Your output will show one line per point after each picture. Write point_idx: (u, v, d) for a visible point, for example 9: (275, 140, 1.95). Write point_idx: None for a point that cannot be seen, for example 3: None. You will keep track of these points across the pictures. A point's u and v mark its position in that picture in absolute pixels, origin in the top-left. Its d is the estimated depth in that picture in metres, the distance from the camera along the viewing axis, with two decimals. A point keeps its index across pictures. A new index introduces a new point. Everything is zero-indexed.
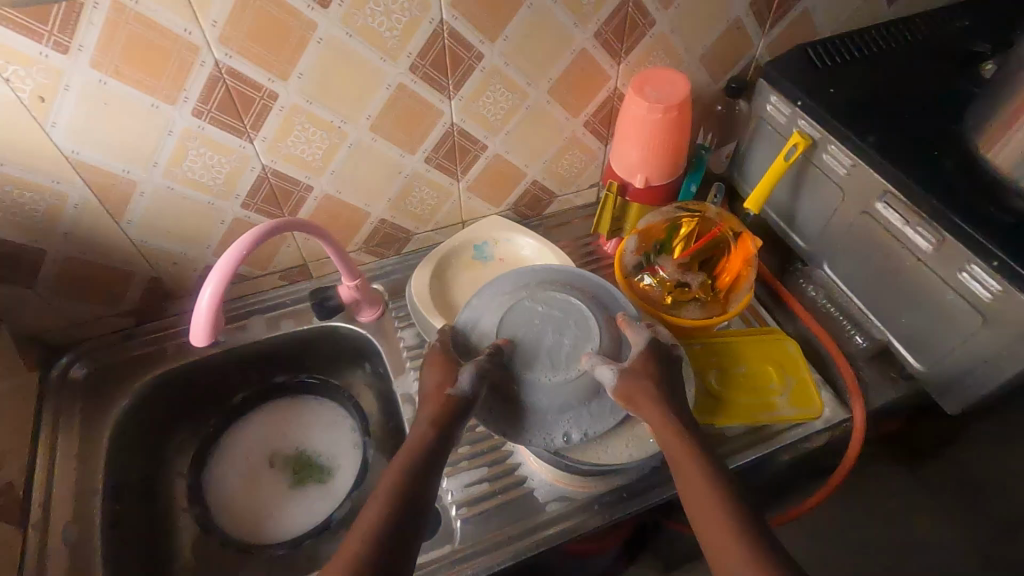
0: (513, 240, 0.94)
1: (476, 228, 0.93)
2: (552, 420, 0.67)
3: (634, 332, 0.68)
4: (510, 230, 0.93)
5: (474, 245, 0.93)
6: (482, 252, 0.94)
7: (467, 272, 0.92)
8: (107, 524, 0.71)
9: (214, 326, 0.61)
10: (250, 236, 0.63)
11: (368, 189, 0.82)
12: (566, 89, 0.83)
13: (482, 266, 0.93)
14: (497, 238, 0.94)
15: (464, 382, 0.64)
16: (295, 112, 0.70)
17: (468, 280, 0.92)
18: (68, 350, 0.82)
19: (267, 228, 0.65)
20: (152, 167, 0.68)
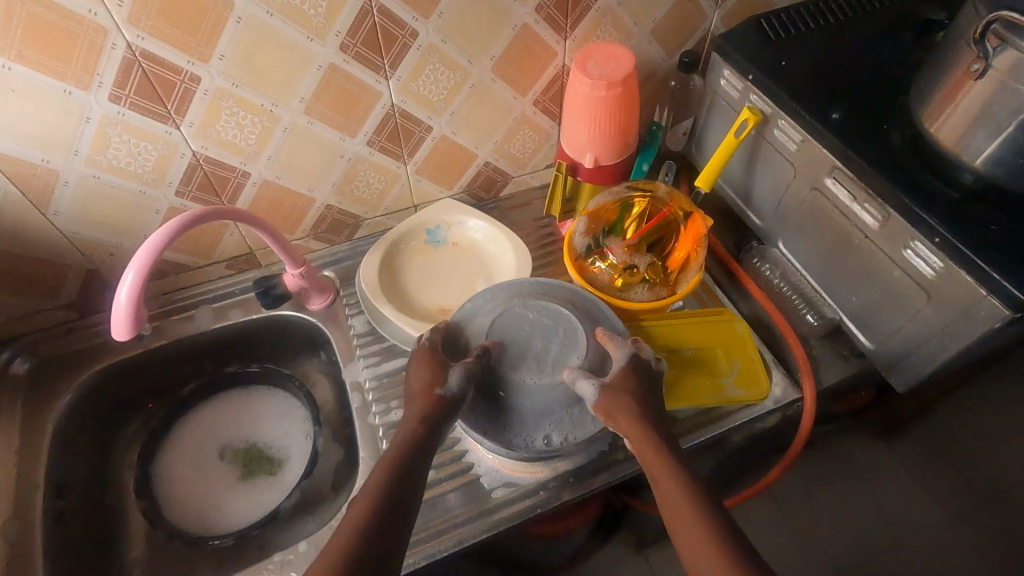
0: (466, 224, 0.92)
1: (427, 212, 0.92)
2: (534, 423, 0.65)
3: (616, 348, 0.66)
4: (462, 214, 0.92)
5: (426, 230, 0.92)
6: (434, 236, 0.92)
7: (418, 257, 0.91)
8: (48, 520, 0.71)
9: (136, 319, 0.58)
10: (173, 224, 0.60)
11: (310, 174, 0.80)
12: (511, 67, 0.80)
13: (434, 251, 0.92)
14: (449, 222, 0.92)
15: (453, 382, 0.63)
16: (221, 96, 0.67)
17: (420, 265, 0.91)
18: (8, 344, 0.80)
19: (193, 216, 0.62)
20: (73, 156, 0.66)
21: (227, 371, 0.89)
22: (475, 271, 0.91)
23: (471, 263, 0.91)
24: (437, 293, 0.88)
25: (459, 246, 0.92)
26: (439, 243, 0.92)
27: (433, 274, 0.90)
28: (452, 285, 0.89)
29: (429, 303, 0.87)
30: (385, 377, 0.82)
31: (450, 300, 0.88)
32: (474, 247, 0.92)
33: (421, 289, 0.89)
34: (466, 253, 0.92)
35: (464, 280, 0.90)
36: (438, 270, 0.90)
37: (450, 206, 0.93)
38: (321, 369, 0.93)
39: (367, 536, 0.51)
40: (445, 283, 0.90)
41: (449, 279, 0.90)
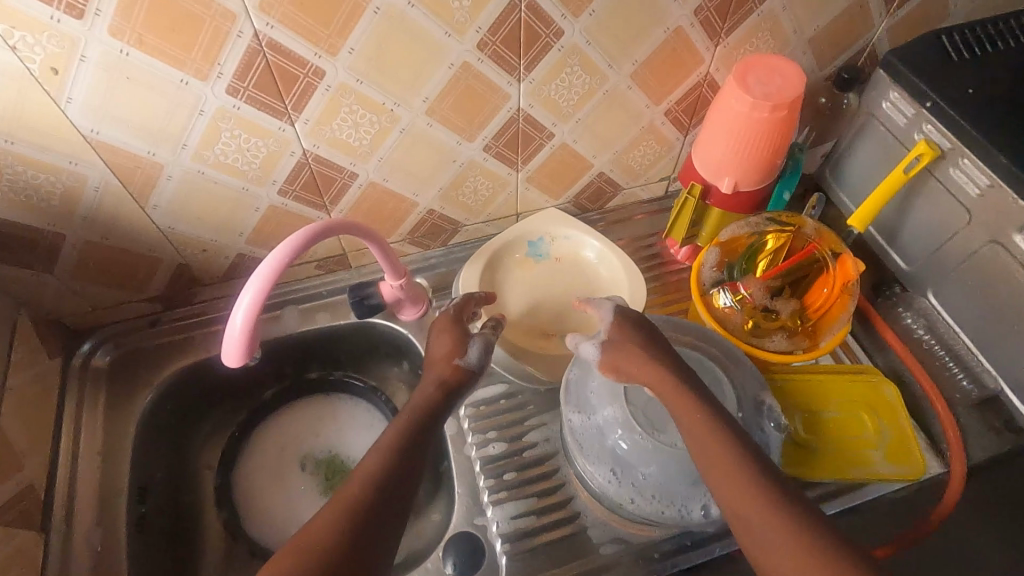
0: (571, 238, 0.84)
1: (531, 222, 0.83)
2: (686, 490, 0.56)
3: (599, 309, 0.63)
4: (569, 227, 0.83)
5: (528, 241, 0.84)
6: (537, 248, 0.84)
7: (519, 271, 0.83)
8: (131, 528, 0.68)
9: (250, 343, 0.54)
10: (295, 239, 0.56)
11: (418, 178, 0.73)
12: (652, 73, 0.71)
13: (536, 266, 0.84)
14: (554, 234, 0.84)
15: (471, 355, 0.68)
16: (343, 92, 0.60)
17: (521, 280, 0.83)
18: (90, 335, 0.76)
19: (314, 231, 0.58)
20: (181, 149, 0.59)
21: (311, 377, 0.85)
22: (579, 290, 0.83)
23: (575, 282, 0.83)
24: (537, 313, 0.81)
25: (561, 260, 0.84)
26: (541, 257, 0.84)
27: (534, 291, 0.83)
28: (554, 306, 0.82)
29: (531, 325, 0.80)
30: (482, 404, 0.76)
31: (553, 323, 0.81)
32: (579, 262, 0.84)
33: (520, 308, 0.81)
34: (570, 269, 0.84)
35: (568, 301, 0.82)
36: (539, 286, 0.83)
37: (556, 218, 0.84)
38: (400, 380, 0.86)
39: (382, 480, 0.54)
40: (547, 303, 0.82)
41: (550, 298, 0.82)
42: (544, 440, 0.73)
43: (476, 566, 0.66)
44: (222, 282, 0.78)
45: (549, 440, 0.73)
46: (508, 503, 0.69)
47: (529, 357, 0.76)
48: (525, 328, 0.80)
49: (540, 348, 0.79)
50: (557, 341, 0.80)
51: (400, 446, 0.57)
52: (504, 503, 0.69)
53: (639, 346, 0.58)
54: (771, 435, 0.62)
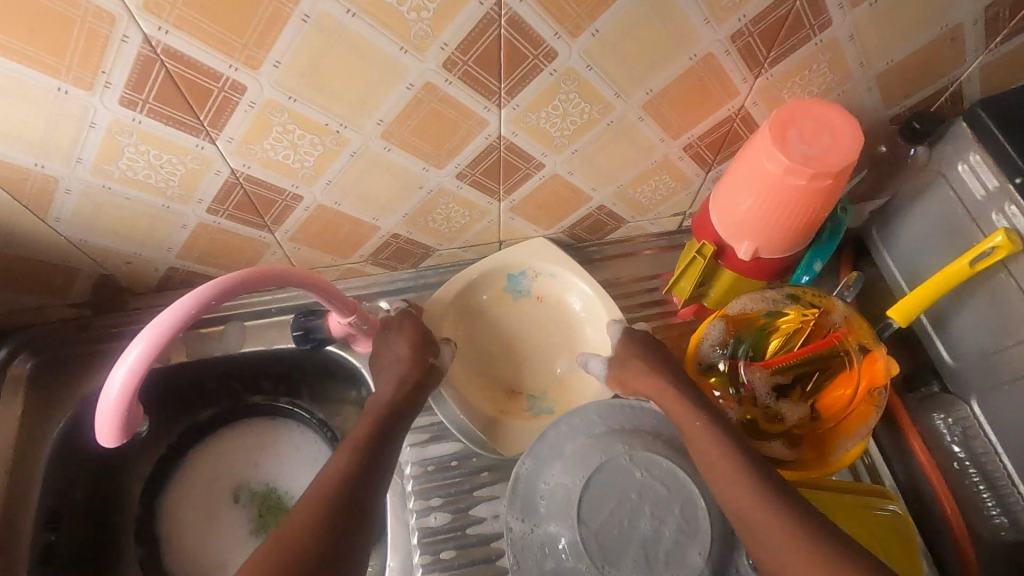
0: (557, 276, 0.71)
1: (514, 253, 0.71)
2: None
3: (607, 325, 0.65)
4: (557, 264, 0.71)
5: (506, 275, 0.71)
6: (515, 283, 0.72)
7: (493, 308, 0.72)
8: (34, 561, 0.62)
9: (128, 419, 0.45)
10: (191, 298, 0.46)
11: (377, 203, 0.62)
12: (669, 105, 0.57)
13: (514, 304, 0.72)
14: (537, 270, 0.72)
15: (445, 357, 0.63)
16: (273, 110, 0.48)
17: (492, 321, 0.72)
18: (10, 337, 0.69)
19: (217, 288, 0.47)
20: (76, 163, 0.49)
21: (258, 399, 0.77)
22: (559, 339, 0.72)
23: (556, 329, 0.72)
24: (506, 362, 0.71)
25: (544, 300, 0.72)
26: (520, 294, 0.72)
27: (506, 335, 0.72)
28: (527, 356, 0.71)
29: (496, 377, 0.70)
30: (430, 465, 0.67)
31: (523, 377, 0.71)
32: (563, 305, 0.72)
33: (486, 355, 0.71)
34: (552, 312, 0.72)
35: (543, 351, 0.72)
36: (513, 329, 0.72)
37: (544, 247, 0.72)
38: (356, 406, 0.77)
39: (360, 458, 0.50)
40: (518, 352, 0.71)
41: (524, 345, 0.72)
42: (491, 517, 0.65)
43: None
44: (156, 291, 0.69)
45: (497, 517, 0.65)
46: None
47: (488, 419, 0.67)
48: (489, 380, 0.70)
49: (501, 407, 0.69)
50: (524, 401, 0.70)
51: (377, 433, 0.53)
52: None
53: (643, 359, 0.56)
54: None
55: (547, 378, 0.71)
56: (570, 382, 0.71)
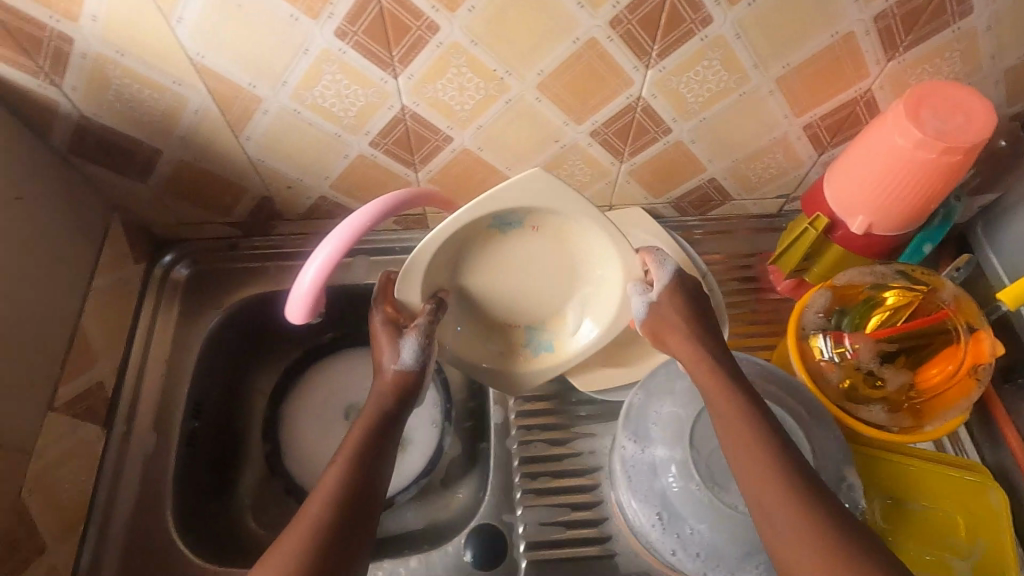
0: (564, 212, 0.58)
1: (500, 193, 0.56)
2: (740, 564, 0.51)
3: (658, 269, 0.58)
4: (556, 204, 0.57)
5: (494, 215, 0.58)
6: (504, 221, 0.59)
7: (482, 245, 0.61)
8: (182, 441, 0.71)
9: (315, 304, 0.52)
10: (376, 206, 0.52)
11: (513, 153, 0.68)
12: (801, 81, 0.61)
13: (503, 239, 0.61)
14: (529, 207, 0.57)
15: (406, 355, 0.58)
16: (454, 52, 0.55)
17: (483, 267, 0.64)
18: (174, 247, 0.79)
19: (394, 202, 0.53)
20: (280, 87, 0.57)
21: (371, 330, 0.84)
22: (561, 280, 0.64)
23: (561, 268, 0.64)
24: (501, 293, 0.65)
25: (542, 236, 0.61)
26: (511, 228, 0.60)
27: (495, 264, 0.63)
28: (522, 293, 0.65)
29: (487, 311, 0.67)
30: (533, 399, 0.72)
31: (518, 308, 0.66)
32: (563, 232, 0.61)
33: (483, 286, 0.65)
34: (549, 245, 0.62)
35: (541, 285, 0.65)
36: (501, 257, 0.63)
37: (535, 181, 0.56)
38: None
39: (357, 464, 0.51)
40: (510, 281, 0.64)
41: (521, 273, 0.64)
42: (588, 452, 0.69)
43: (497, 563, 0.64)
44: (299, 221, 0.78)
45: (594, 453, 0.69)
46: (543, 508, 0.66)
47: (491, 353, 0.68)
48: (478, 309, 0.67)
49: (497, 341, 0.69)
50: (519, 333, 0.68)
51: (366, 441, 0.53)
52: (538, 507, 0.66)
53: None
54: None
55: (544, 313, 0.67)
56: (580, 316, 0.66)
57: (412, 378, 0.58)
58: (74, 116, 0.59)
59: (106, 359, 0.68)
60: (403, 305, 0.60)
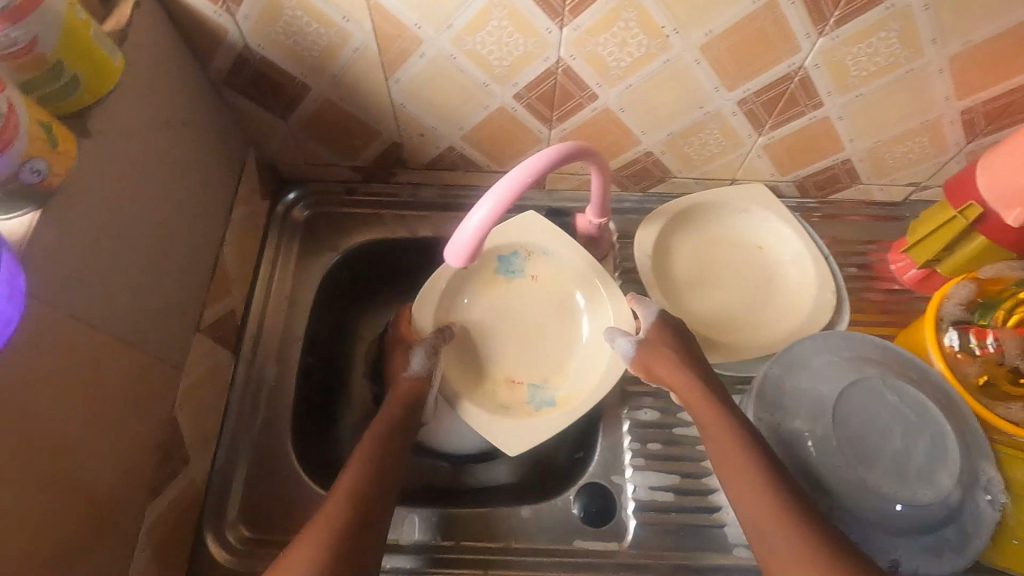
0: (552, 252, 0.70)
1: (506, 230, 0.69)
2: (881, 539, 0.54)
3: (643, 309, 0.67)
4: (547, 239, 0.70)
5: (499, 255, 0.70)
6: (509, 262, 0.71)
7: (487, 292, 0.71)
8: (301, 376, 0.73)
9: (474, 251, 0.54)
10: (541, 158, 0.51)
11: (653, 116, 0.67)
12: (976, 60, 0.58)
13: (508, 286, 0.71)
14: (530, 249, 0.70)
15: (415, 365, 0.64)
16: (628, 6, 0.54)
17: (487, 305, 0.71)
18: (296, 186, 0.80)
19: (557, 154, 0.52)
20: (445, 30, 0.57)
21: None
22: (557, 322, 0.71)
23: (557, 315, 0.71)
24: (506, 349, 0.70)
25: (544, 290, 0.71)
26: (515, 276, 0.71)
27: (498, 312, 0.71)
28: (520, 339, 0.71)
29: (492, 362, 0.70)
30: None
31: (519, 366, 0.70)
32: (563, 283, 0.71)
33: (489, 341, 0.70)
34: (549, 294, 0.72)
35: (538, 331, 0.71)
36: (504, 306, 0.71)
37: (528, 223, 0.70)
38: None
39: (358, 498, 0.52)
40: (506, 334, 0.71)
41: (522, 326, 0.71)
42: None
43: (604, 522, 0.65)
44: (421, 171, 0.78)
45: None
46: (651, 472, 0.67)
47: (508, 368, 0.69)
48: (480, 367, 0.69)
49: (498, 399, 0.67)
50: (523, 391, 0.68)
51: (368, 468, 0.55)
52: (646, 471, 0.67)
53: None
54: (984, 507, 0.55)
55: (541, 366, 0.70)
56: (586, 380, 0.67)
57: (415, 384, 0.64)
58: (239, 47, 0.59)
59: (239, 288, 0.70)
60: (417, 331, 0.67)
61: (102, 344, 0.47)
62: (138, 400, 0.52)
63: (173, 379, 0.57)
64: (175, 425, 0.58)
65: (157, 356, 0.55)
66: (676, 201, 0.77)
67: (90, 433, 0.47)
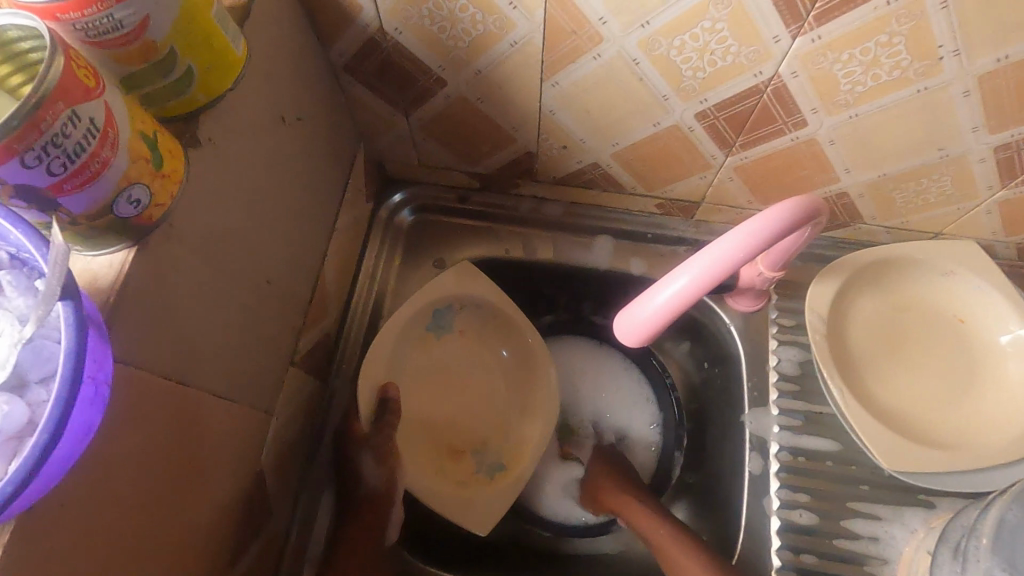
0: (485, 305, 0.63)
1: (449, 283, 0.61)
2: None
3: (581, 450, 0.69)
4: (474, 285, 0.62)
5: (430, 310, 0.62)
6: (437, 320, 0.63)
7: (416, 350, 0.63)
8: None
9: (661, 323, 0.47)
10: (761, 220, 0.42)
11: (868, 154, 0.52)
12: None
13: (436, 345, 0.64)
14: (462, 301, 0.63)
15: (371, 472, 0.55)
16: (905, 14, 0.39)
17: (426, 368, 0.63)
18: (402, 187, 0.69)
19: (781, 216, 0.42)
20: (636, 29, 0.44)
21: (594, 319, 0.73)
22: (511, 394, 0.65)
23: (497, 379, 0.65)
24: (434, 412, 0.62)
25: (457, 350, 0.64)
26: (443, 332, 0.64)
27: (429, 377, 0.63)
28: (467, 413, 0.64)
29: (431, 436, 0.62)
30: (802, 455, 0.60)
31: (465, 429, 0.63)
32: (504, 333, 0.65)
33: (424, 408, 0.62)
34: (467, 339, 0.65)
35: (484, 403, 0.64)
36: (433, 373, 0.63)
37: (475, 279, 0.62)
38: (680, 356, 0.71)
39: None
40: (435, 395, 0.63)
41: (449, 390, 0.64)
42: (869, 538, 0.56)
43: None
44: (549, 185, 0.66)
45: (878, 541, 0.56)
46: None
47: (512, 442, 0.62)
48: (424, 441, 0.61)
49: (457, 482, 0.60)
50: (471, 463, 0.62)
51: None
52: None
53: None
54: None
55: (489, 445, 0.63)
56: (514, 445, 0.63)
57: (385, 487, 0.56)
58: (371, 29, 0.48)
59: (335, 307, 0.61)
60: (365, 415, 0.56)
61: (190, 403, 0.38)
62: (225, 459, 0.43)
63: (261, 425, 0.48)
64: (259, 477, 0.49)
65: (246, 403, 0.45)
66: (858, 253, 0.61)
67: (178, 506, 0.38)
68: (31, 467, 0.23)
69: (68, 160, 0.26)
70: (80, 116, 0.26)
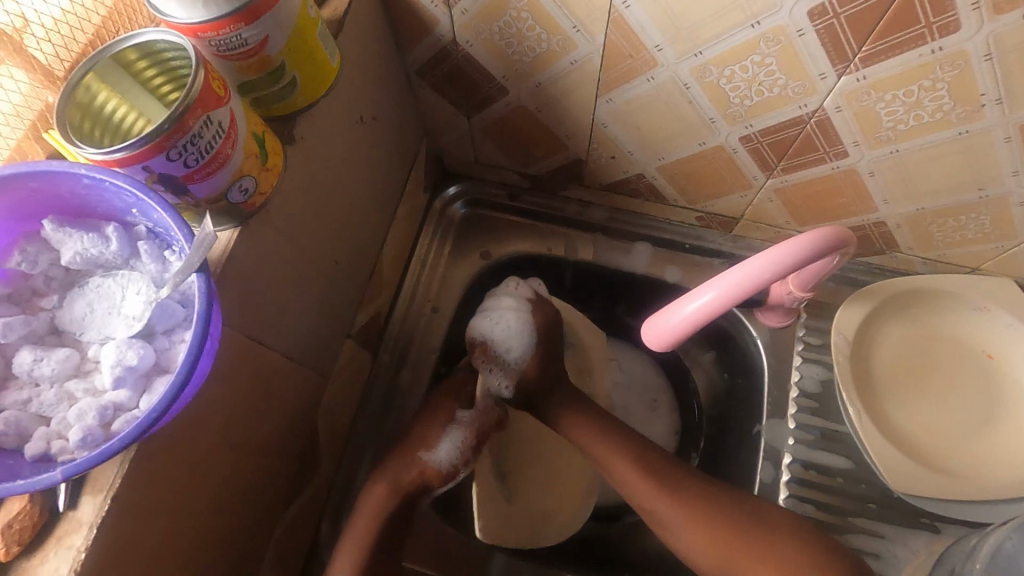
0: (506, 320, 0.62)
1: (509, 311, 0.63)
2: None
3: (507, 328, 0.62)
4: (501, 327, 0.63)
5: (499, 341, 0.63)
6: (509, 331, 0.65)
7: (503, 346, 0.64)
8: None
9: (675, 338, 0.53)
10: (775, 256, 0.45)
11: (908, 188, 0.54)
12: None
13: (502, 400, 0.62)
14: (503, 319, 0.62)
15: (444, 454, 0.56)
16: (949, 63, 0.41)
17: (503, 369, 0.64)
18: (456, 180, 0.73)
19: (796, 253, 0.45)
20: (690, 57, 0.47)
21: (627, 320, 0.76)
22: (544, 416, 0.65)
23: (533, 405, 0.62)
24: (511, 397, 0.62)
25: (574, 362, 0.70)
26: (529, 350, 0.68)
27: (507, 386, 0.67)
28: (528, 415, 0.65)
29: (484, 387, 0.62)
30: (813, 469, 0.62)
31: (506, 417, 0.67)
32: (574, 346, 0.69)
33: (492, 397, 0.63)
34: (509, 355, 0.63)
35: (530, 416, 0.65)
36: None
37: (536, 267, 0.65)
38: (704, 363, 0.73)
39: None
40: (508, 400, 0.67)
41: None
42: (870, 554, 0.59)
43: None
44: (596, 190, 0.69)
45: (879, 557, 0.59)
46: None
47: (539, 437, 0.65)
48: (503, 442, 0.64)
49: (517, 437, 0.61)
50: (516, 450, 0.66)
51: None
52: None
53: None
54: None
55: (558, 468, 0.65)
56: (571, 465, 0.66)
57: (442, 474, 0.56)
58: (445, 40, 0.53)
59: (388, 287, 0.66)
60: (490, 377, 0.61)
61: (266, 360, 0.44)
62: (287, 415, 0.50)
63: (319, 388, 0.55)
64: (310, 433, 0.56)
65: (308, 368, 0.52)
66: (889, 281, 0.63)
67: (245, 449, 0.44)
68: (170, 396, 0.29)
69: (200, 155, 0.32)
70: (213, 120, 0.32)
